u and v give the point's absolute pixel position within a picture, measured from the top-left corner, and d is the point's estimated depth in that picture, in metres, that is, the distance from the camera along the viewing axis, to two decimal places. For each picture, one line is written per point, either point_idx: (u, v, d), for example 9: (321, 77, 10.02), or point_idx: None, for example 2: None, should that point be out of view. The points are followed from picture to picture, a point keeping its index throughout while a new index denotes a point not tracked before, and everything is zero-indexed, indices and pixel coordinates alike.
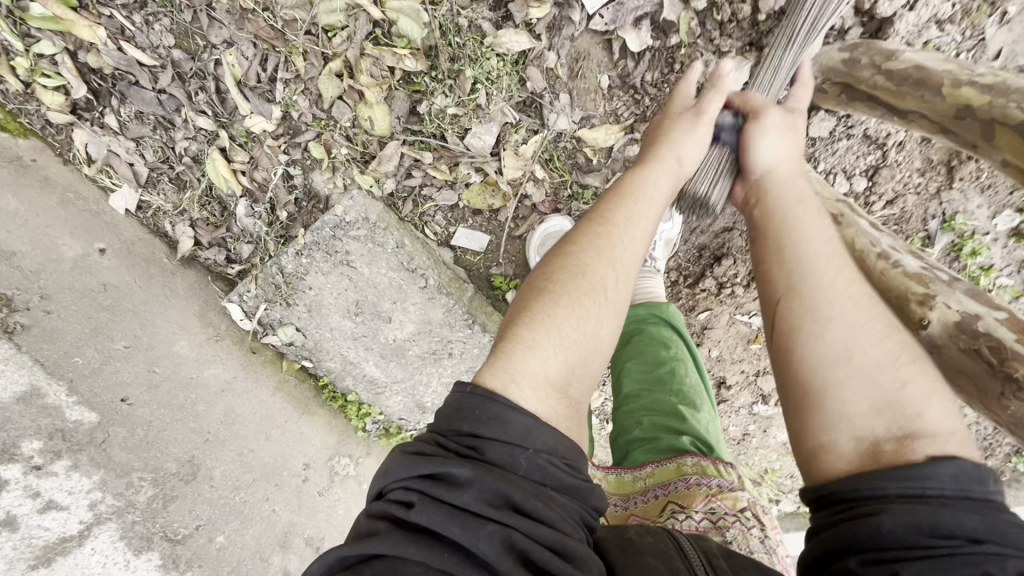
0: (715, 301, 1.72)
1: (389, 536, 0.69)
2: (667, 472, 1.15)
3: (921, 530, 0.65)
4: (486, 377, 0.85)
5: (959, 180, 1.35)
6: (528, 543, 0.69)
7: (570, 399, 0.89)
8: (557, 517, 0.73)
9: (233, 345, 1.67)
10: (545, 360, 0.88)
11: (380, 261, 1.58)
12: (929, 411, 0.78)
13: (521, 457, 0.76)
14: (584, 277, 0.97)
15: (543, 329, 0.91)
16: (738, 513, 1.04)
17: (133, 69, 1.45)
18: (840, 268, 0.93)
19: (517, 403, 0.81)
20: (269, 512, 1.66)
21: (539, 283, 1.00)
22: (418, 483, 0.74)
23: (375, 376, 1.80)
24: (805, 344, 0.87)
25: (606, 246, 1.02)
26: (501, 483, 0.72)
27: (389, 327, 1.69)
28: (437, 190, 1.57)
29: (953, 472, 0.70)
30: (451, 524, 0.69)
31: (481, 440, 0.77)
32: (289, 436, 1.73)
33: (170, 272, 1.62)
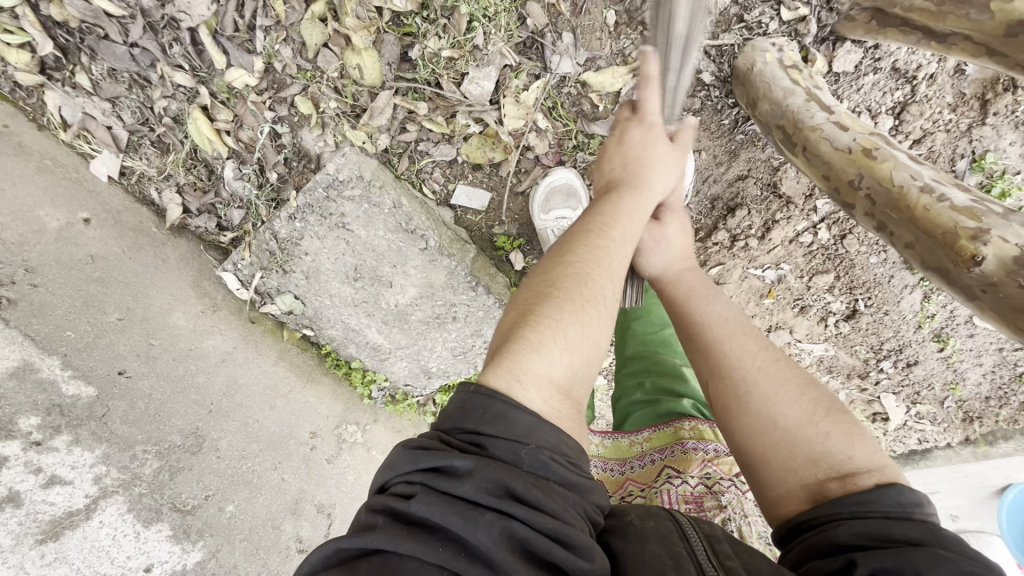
0: (728, 256, 1.65)
1: (386, 530, 0.65)
2: (665, 436, 1.07)
3: (870, 536, 0.67)
4: (492, 375, 0.79)
5: (992, 116, 1.26)
6: (529, 533, 0.65)
7: (573, 399, 0.83)
8: (561, 507, 0.68)
9: (231, 316, 1.63)
10: (553, 362, 0.81)
11: (377, 222, 1.51)
12: (857, 452, 0.78)
13: (524, 451, 0.71)
14: (586, 288, 0.90)
15: (549, 330, 0.83)
16: (735, 478, 0.95)
17: (100, 20, 1.34)
18: (751, 338, 0.95)
19: (520, 402, 0.75)
20: (279, 480, 1.64)
21: (537, 286, 0.91)
22: (420, 476, 0.70)
23: (378, 343, 1.76)
24: (739, 418, 0.87)
25: (596, 257, 0.95)
26: (504, 474, 0.68)
27: (390, 292, 1.64)
28: (434, 145, 1.49)
29: (895, 498, 0.70)
30: (450, 514, 0.65)
31: (485, 436, 0.72)
32: (294, 405, 1.71)
33: (160, 242, 1.57)
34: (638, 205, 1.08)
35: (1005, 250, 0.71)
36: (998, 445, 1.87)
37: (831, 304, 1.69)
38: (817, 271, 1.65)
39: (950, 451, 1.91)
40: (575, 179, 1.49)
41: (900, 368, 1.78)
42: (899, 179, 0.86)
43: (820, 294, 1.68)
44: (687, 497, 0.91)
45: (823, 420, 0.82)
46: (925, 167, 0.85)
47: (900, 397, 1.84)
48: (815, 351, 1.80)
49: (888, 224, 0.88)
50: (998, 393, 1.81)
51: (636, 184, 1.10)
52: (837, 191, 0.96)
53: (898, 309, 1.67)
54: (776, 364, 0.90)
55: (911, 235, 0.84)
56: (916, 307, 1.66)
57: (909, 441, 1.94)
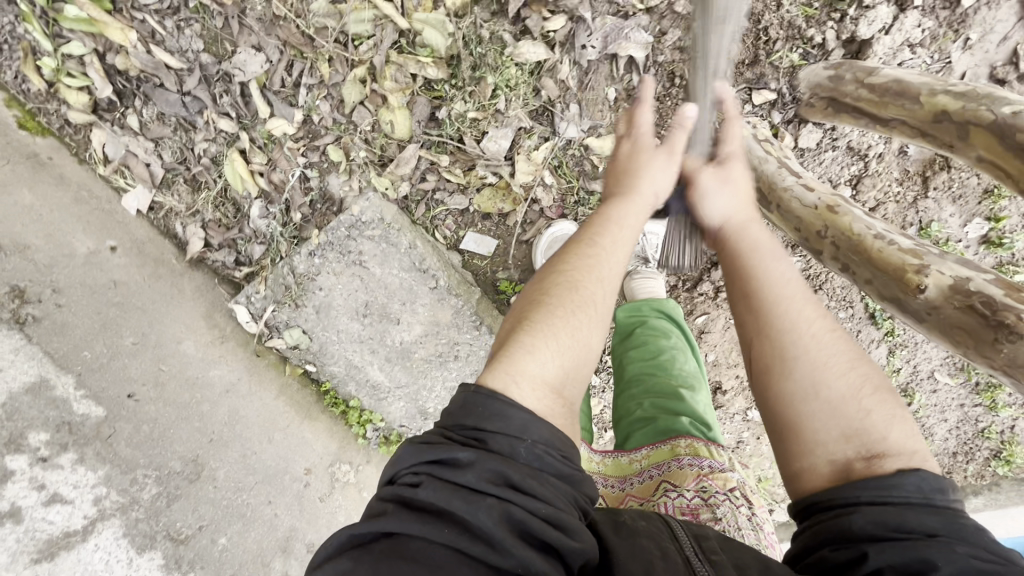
0: (712, 305, 1.81)
1: (398, 514, 0.72)
2: (662, 453, 1.15)
3: (886, 526, 0.71)
4: (489, 376, 0.88)
5: (933, 189, 1.48)
6: (525, 515, 0.72)
7: (564, 399, 0.91)
8: (551, 494, 0.77)
9: (238, 348, 1.67)
10: (544, 363, 0.91)
11: (392, 261, 1.64)
12: (892, 434, 0.80)
13: (520, 447, 0.80)
14: (575, 291, 1.01)
15: (540, 334, 0.94)
16: (728, 491, 1.03)
17: (159, 71, 1.50)
18: (810, 308, 0.93)
19: (517, 401, 0.84)
20: (271, 516, 1.62)
21: (535, 295, 1.03)
22: (425, 467, 0.77)
23: (378, 381, 1.80)
24: (781, 383, 0.87)
25: (592, 265, 1.06)
26: (502, 464, 0.76)
27: (396, 329, 1.73)
28: (449, 195, 1.65)
29: (918, 482, 0.74)
30: (455, 500, 0.72)
31: (484, 433, 0.80)
32: (291, 440, 1.70)
33: (179, 273, 1.64)
34: (622, 212, 1.16)
35: (942, 279, 0.88)
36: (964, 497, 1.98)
37: None
38: None
39: None
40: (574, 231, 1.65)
41: None
42: (857, 229, 1.02)
43: None
44: (684, 508, 0.99)
45: (866, 396, 0.84)
46: (877, 219, 1.01)
47: None
48: None
49: (850, 265, 1.03)
50: (962, 446, 1.93)
51: (622, 191, 1.18)
52: (807, 239, 1.12)
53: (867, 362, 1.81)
54: (831, 337, 0.90)
55: (870, 274, 0.99)
56: (882, 361, 1.81)
57: None
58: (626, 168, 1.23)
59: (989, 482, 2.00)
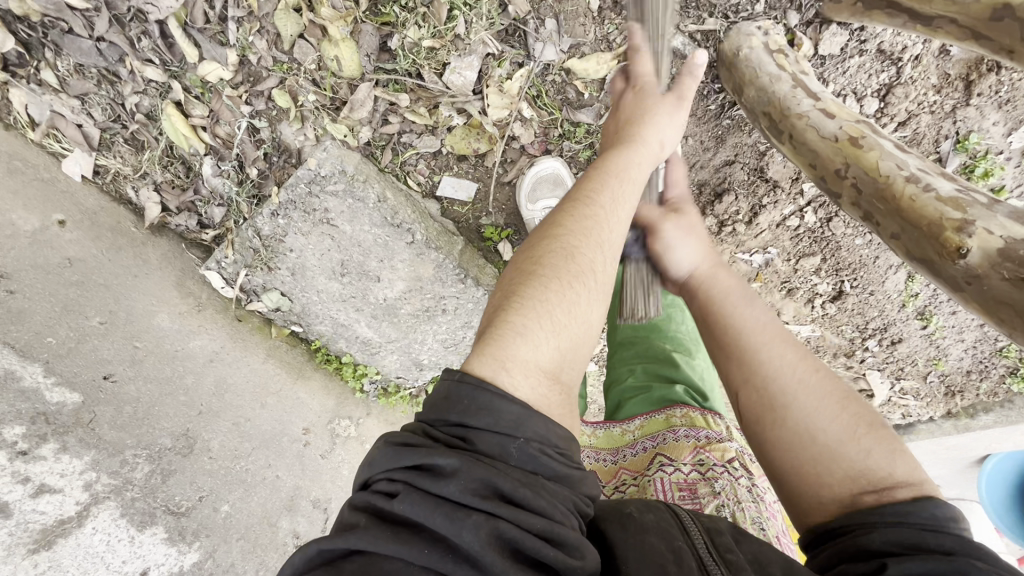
0: (716, 241, 1.67)
1: (369, 530, 0.62)
2: (656, 423, 1.08)
3: (905, 543, 0.69)
4: (475, 362, 0.76)
5: (977, 96, 1.26)
6: (516, 532, 0.62)
7: (562, 384, 0.80)
8: (548, 505, 0.66)
9: (216, 315, 1.62)
10: (538, 347, 0.79)
11: (361, 217, 1.49)
12: (898, 469, 0.78)
13: (512, 446, 0.69)
14: (574, 259, 0.88)
15: (534, 314, 0.81)
16: (728, 463, 0.95)
17: (63, 14, 1.29)
18: (789, 348, 0.92)
19: (507, 392, 0.73)
20: (274, 477, 1.64)
21: (525, 264, 0.89)
22: (402, 474, 0.66)
23: (368, 337, 1.76)
24: (774, 432, 0.86)
25: (595, 230, 0.92)
26: (490, 473, 0.65)
27: (378, 287, 1.62)
28: (417, 137, 1.47)
29: (932, 511, 0.72)
30: (436, 514, 0.62)
31: (470, 430, 0.70)
32: (285, 403, 1.70)
33: (140, 242, 1.54)
34: (631, 164, 1.04)
35: (989, 241, 0.71)
36: (977, 417, 1.90)
37: (817, 286, 1.72)
38: (803, 254, 1.66)
39: (930, 424, 1.97)
40: (561, 169, 1.48)
41: (885, 346, 1.81)
42: (885, 168, 0.86)
43: (807, 277, 1.71)
44: (681, 484, 0.92)
45: (863, 438, 0.82)
46: (910, 155, 0.85)
47: (884, 373, 1.87)
48: (803, 334, 1.83)
49: (874, 214, 0.88)
50: (977, 366, 1.82)
51: (626, 140, 1.08)
52: (824, 179, 0.96)
53: (883, 290, 1.69)
54: (817, 377, 0.89)
55: (898, 226, 0.84)
56: (900, 287, 1.68)
57: (892, 416, 1.99)
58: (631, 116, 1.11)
59: (1004, 397, 1.86)
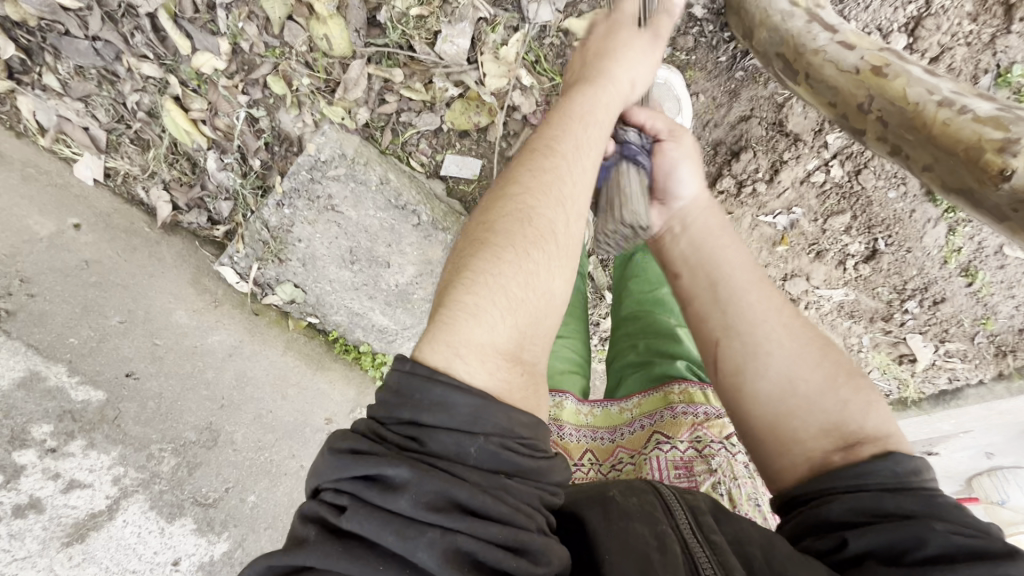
0: (735, 204, 1.58)
1: (319, 546, 0.64)
2: (654, 401, 1.00)
3: (864, 512, 0.67)
4: (431, 345, 0.77)
5: (1018, 22, 1.14)
6: (470, 542, 0.63)
7: (522, 364, 0.81)
8: (506, 509, 0.67)
9: (233, 309, 1.60)
10: (492, 327, 0.80)
11: (366, 201, 1.47)
12: (870, 422, 0.77)
13: (468, 447, 0.70)
14: (530, 224, 0.88)
15: (488, 285, 0.82)
16: (726, 439, 0.92)
17: (58, 15, 1.31)
18: (773, 297, 0.93)
19: (462, 381, 0.74)
20: (299, 468, 1.62)
21: (479, 231, 0.89)
22: (351, 485, 0.67)
23: (385, 325, 1.72)
24: (752, 385, 0.85)
25: (552, 186, 0.92)
26: (440, 484, 0.65)
27: (388, 273, 1.60)
28: (416, 115, 1.45)
29: (892, 471, 0.70)
30: (388, 533, 0.63)
31: (422, 431, 0.71)
32: (307, 393, 1.68)
33: (154, 241, 1.54)
34: (591, 113, 1.04)
35: None
36: None
37: (849, 246, 1.61)
38: (831, 212, 1.56)
39: (983, 389, 1.83)
40: None
41: (927, 307, 1.69)
42: (913, 96, 0.77)
43: (837, 237, 1.60)
44: (677, 462, 0.90)
45: (840, 389, 0.81)
46: (943, 79, 0.77)
47: (927, 336, 1.75)
48: (836, 299, 1.73)
49: (903, 146, 0.81)
50: None
51: (590, 79, 1.08)
52: (845, 117, 0.87)
53: (922, 246, 1.57)
54: (797, 328, 0.88)
55: (930, 157, 0.77)
56: (941, 242, 1.56)
57: (938, 382, 1.87)
58: (604, 50, 1.12)
59: None
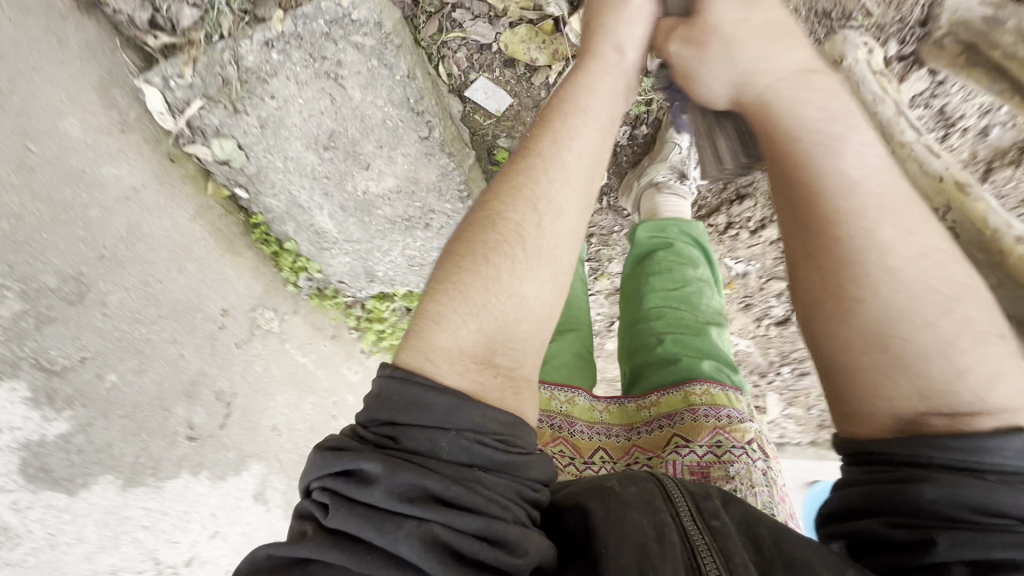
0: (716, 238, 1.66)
1: (311, 541, 0.57)
2: (673, 401, 0.97)
3: (967, 505, 0.60)
4: (401, 353, 0.67)
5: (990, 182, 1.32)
6: (451, 535, 0.56)
7: (496, 368, 0.68)
8: (486, 501, 0.58)
9: (144, 145, 1.30)
10: (457, 334, 0.67)
11: (379, 88, 1.26)
12: (996, 393, 0.64)
13: (443, 441, 0.60)
14: (495, 226, 0.73)
15: (447, 294, 0.70)
16: (747, 443, 0.91)
17: None
18: (897, 219, 0.71)
19: (437, 383, 0.64)
20: (174, 356, 1.44)
21: (453, 239, 0.76)
22: (331, 480, 0.59)
23: (325, 230, 1.52)
24: (849, 312, 0.70)
25: (528, 187, 0.76)
26: (417, 475, 0.57)
27: (363, 175, 1.40)
28: (472, 19, 1.29)
29: (1021, 447, 0.61)
30: (366, 526, 0.56)
31: (399, 429, 0.61)
32: (205, 274, 1.44)
33: (61, 14, 1.15)
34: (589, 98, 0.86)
35: None
36: None
37: (772, 309, 1.77)
38: (775, 278, 1.70)
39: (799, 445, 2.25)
40: None
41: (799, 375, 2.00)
42: (992, 223, 0.88)
43: (767, 298, 1.75)
44: (693, 468, 0.89)
45: (966, 339, 0.66)
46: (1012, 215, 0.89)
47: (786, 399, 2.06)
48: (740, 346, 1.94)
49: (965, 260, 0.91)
50: None
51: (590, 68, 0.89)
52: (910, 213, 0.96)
53: None
54: (921, 258, 0.69)
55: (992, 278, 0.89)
56: None
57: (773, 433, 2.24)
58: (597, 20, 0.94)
59: None
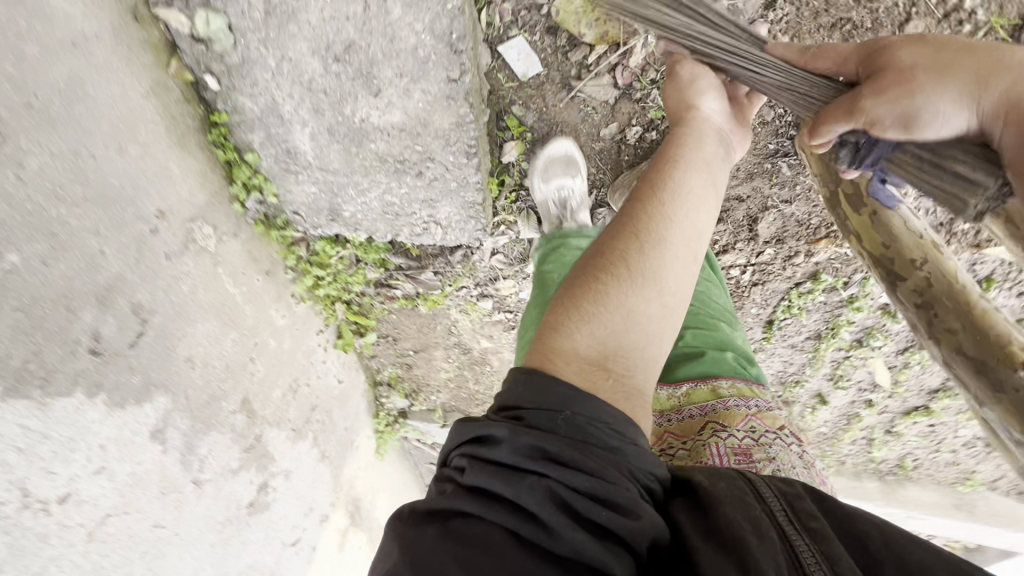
0: None
1: (455, 494, 0.76)
2: (702, 393, 1.14)
3: None
4: (534, 355, 0.91)
5: None
6: (567, 492, 0.74)
7: (609, 370, 0.88)
8: (597, 466, 0.76)
9: None
10: (575, 338, 0.90)
11: (420, 10, 1.16)
12: None
13: (558, 420, 0.81)
14: (605, 257, 0.98)
15: (569, 310, 0.93)
16: (778, 430, 1.04)
17: None
18: None
19: (555, 374, 0.86)
20: (95, 253, 1.17)
21: (573, 274, 1.01)
22: (469, 449, 0.80)
23: (299, 150, 1.46)
24: None
25: (629, 228, 1.00)
26: (538, 440, 0.77)
27: (370, 101, 1.32)
28: None
29: None
30: (495, 479, 0.75)
31: (523, 411, 0.82)
32: (148, 164, 1.27)
33: None
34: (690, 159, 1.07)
35: None
36: None
37: None
38: None
39: None
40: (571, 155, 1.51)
41: None
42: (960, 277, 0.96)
43: None
44: (736, 449, 0.98)
45: None
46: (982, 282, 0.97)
47: None
48: None
49: (937, 306, 0.96)
50: None
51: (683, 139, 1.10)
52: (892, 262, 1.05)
53: None
54: None
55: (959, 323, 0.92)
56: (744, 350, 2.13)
57: None
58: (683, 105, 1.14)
59: None
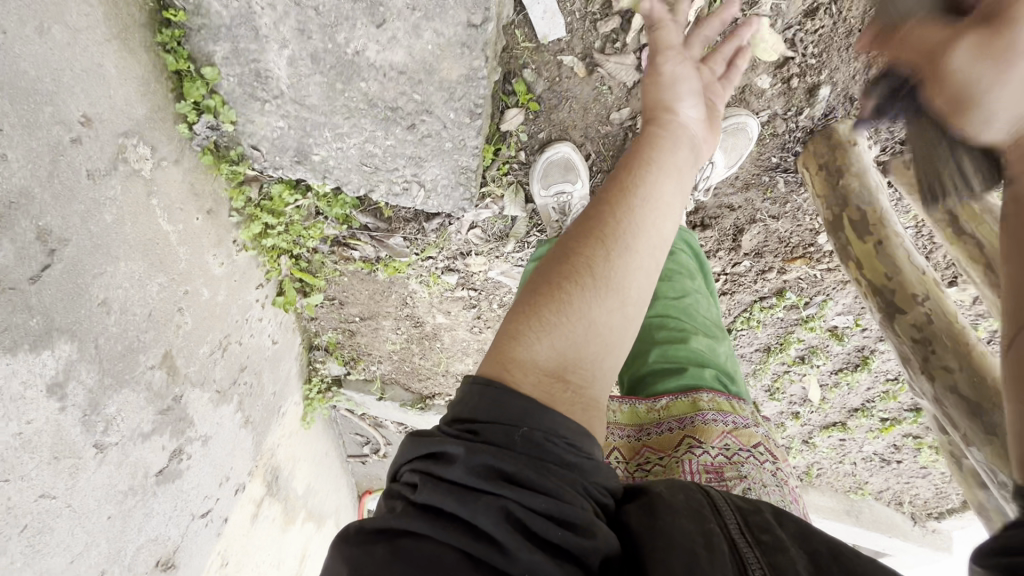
0: None
1: (406, 513, 0.61)
2: (683, 405, 1.09)
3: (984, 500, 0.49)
4: (488, 366, 0.74)
5: None
6: (525, 513, 0.59)
7: (567, 384, 0.73)
8: (558, 483, 0.62)
9: None
10: (532, 347, 0.73)
11: None
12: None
13: (515, 435, 0.65)
14: (571, 256, 0.81)
15: (524, 316, 0.76)
16: (753, 448, 0.99)
17: None
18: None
19: (512, 388, 0.70)
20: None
21: (536, 273, 0.84)
22: (421, 463, 0.66)
23: (275, 75, 1.26)
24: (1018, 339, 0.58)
25: (598, 225, 0.83)
26: (494, 454, 0.62)
27: (370, 32, 1.20)
28: None
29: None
30: (449, 497, 0.60)
31: (480, 424, 0.67)
32: (78, 54, 1.04)
33: None
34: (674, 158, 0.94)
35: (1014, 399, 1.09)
36: None
37: None
38: None
39: None
40: (569, 157, 1.46)
41: None
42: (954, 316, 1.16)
43: None
44: (708, 467, 0.95)
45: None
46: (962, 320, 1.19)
47: None
48: None
49: (936, 344, 1.15)
50: None
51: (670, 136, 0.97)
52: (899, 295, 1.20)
53: None
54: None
55: (957, 363, 1.11)
56: None
57: None
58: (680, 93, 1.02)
59: None
